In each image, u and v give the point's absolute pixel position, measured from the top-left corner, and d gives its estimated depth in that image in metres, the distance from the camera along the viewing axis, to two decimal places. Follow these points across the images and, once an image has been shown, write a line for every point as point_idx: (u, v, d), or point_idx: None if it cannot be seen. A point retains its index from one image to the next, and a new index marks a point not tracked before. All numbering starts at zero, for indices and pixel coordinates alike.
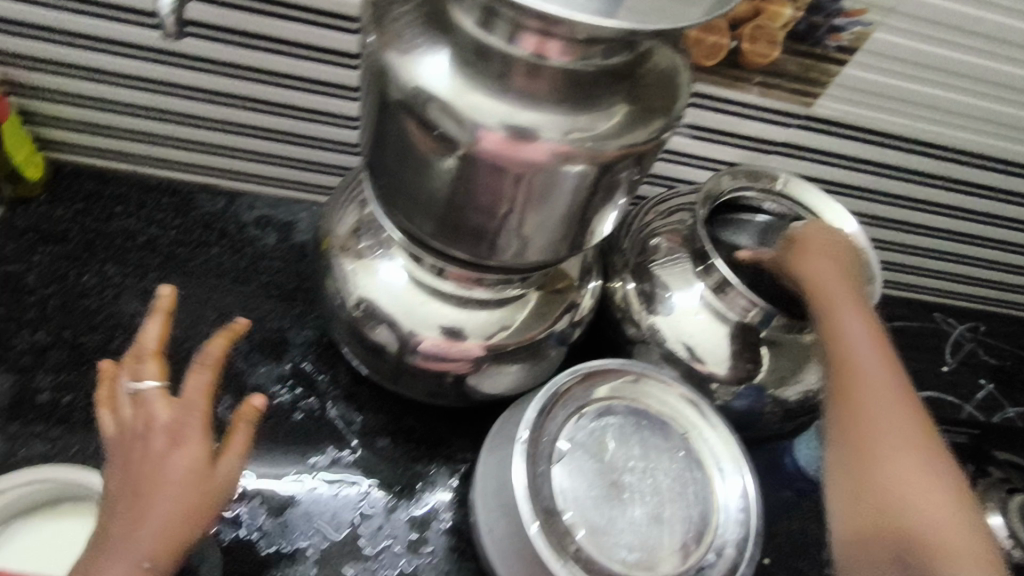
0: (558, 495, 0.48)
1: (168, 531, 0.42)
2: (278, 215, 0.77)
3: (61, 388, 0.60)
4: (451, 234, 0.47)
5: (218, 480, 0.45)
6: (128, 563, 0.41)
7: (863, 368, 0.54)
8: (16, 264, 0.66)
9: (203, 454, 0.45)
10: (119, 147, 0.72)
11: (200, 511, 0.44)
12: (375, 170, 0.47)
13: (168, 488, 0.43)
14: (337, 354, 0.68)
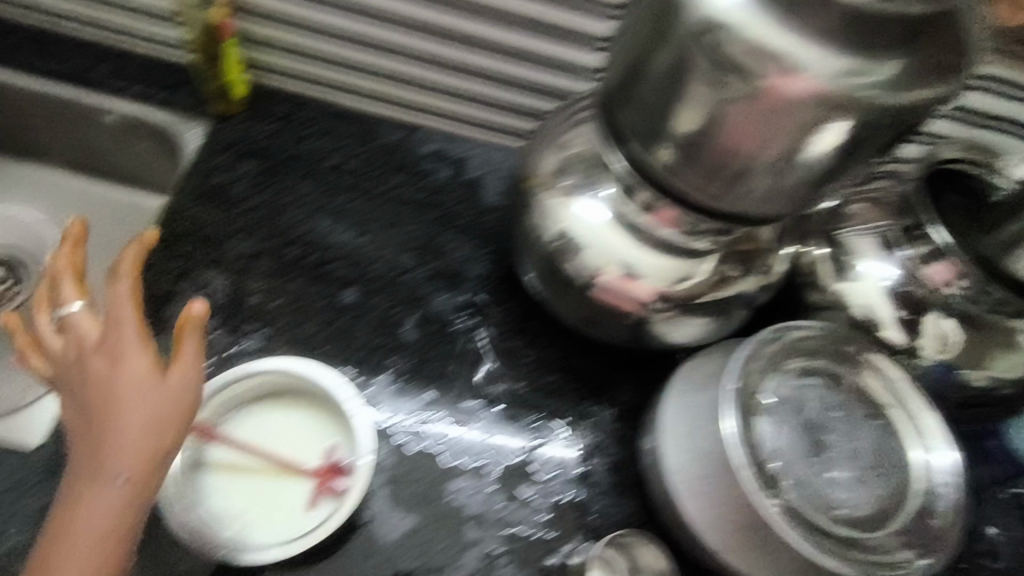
0: (766, 447, 0.51)
1: (127, 448, 0.41)
2: (452, 151, 0.78)
3: (268, 293, 0.65)
4: (684, 169, 0.47)
5: (179, 393, 0.43)
6: (113, 484, 0.41)
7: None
8: (224, 173, 0.70)
9: (142, 367, 0.42)
10: (314, 71, 0.75)
11: (166, 432, 0.42)
12: (619, 106, 0.49)
13: (124, 410, 0.41)
14: (509, 290, 0.71)
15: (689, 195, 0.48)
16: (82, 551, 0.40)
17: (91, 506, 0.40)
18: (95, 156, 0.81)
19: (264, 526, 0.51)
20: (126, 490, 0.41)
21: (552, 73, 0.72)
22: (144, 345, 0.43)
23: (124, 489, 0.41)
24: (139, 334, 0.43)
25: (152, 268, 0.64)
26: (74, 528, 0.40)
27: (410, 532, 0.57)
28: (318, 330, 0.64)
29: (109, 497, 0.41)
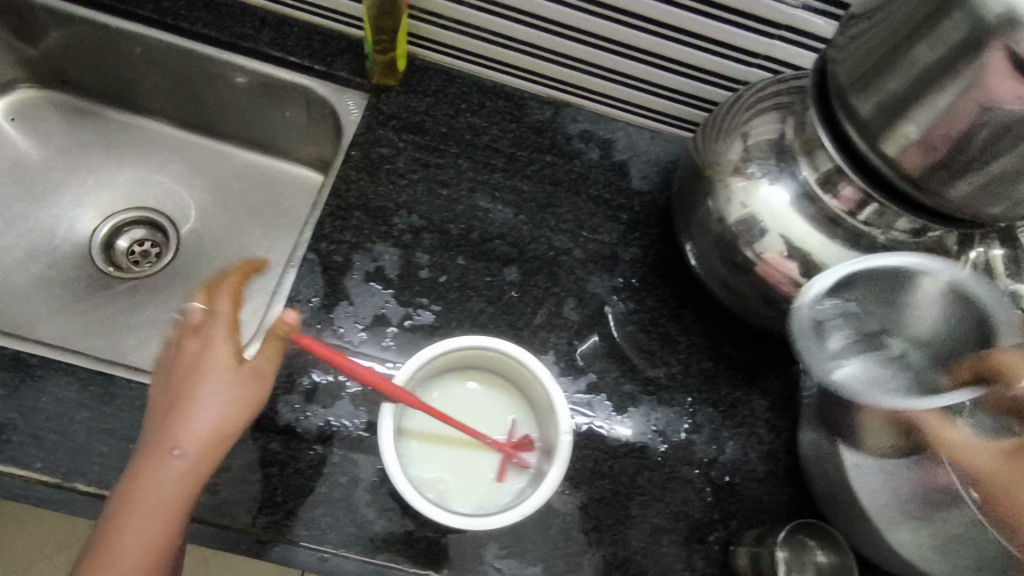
0: None
1: (193, 424, 0.45)
2: (599, 131, 0.78)
3: (437, 268, 0.66)
4: (908, 161, 0.46)
5: (251, 382, 0.47)
6: (175, 457, 0.44)
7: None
8: (387, 147, 0.71)
9: (224, 355, 0.47)
10: (471, 45, 0.74)
11: (237, 417, 0.46)
12: (852, 92, 0.47)
13: (210, 389, 0.46)
14: (661, 275, 0.71)
15: (906, 186, 0.47)
16: (143, 519, 0.43)
17: (157, 477, 0.44)
18: (244, 126, 0.84)
19: (461, 493, 0.55)
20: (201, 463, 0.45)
21: (726, 57, 0.68)
22: (231, 343, 0.48)
23: (188, 463, 0.44)
24: (225, 329, 0.48)
25: (325, 237, 0.65)
26: (141, 492, 0.44)
27: (582, 506, 0.60)
28: (485, 307, 0.66)
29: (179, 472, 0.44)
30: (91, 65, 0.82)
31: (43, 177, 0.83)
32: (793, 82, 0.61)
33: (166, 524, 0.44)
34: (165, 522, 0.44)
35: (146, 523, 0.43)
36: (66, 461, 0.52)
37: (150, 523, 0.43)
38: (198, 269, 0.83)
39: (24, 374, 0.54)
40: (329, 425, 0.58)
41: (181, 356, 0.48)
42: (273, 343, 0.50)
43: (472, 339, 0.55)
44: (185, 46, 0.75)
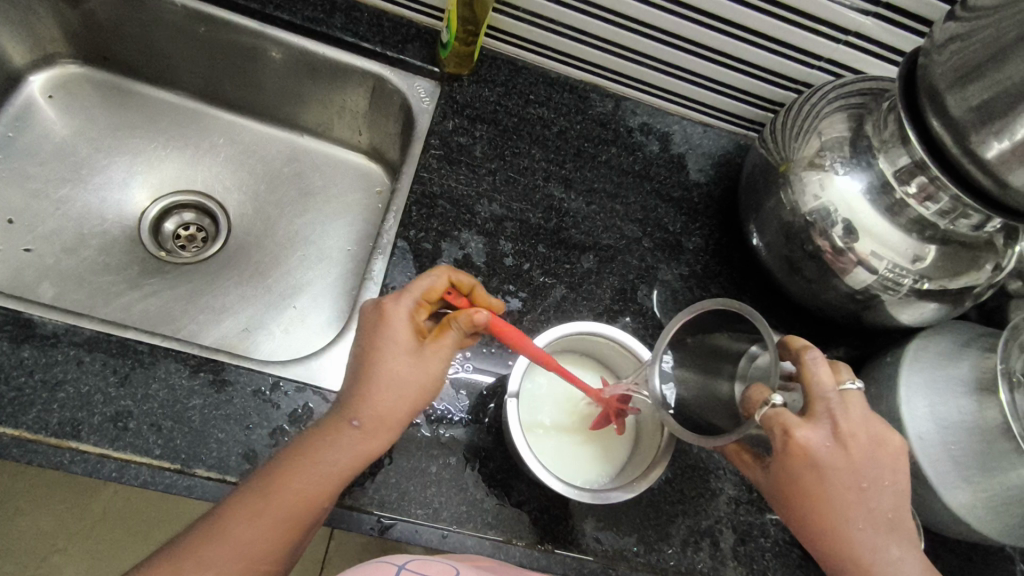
0: None
1: (370, 406, 0.48)
2: (656, 124, 0.81)
3: (520, 255, 0.69)
4: (1005, 158, 0.49)
5: (427, 371, 0.50)
6: (347, 434, 0.48)
7: (841, 506, 0.50)
8: (464, 136, 0.73)
9: (408, 340, 0.50)
10: (539, 36, 0.76)
11: (410, 402, 0.49)
12: (947, 94, 0.52)
13: (390, 372, 0.49)
14: (722, 263, 0.75)
15: (993, 179, 0.52)
16: (305, 480, 0.46)
17: (324, 442, 0.47)
18: (298, 111, 0.85)
19: (575, 471, 0.58)
20: (368, 444, 0.48)
21: (788, 59, 0.73)
22: (417, 328, 0.51)
23: (354, 441, 0.48)
24: (412, 312, 0.51)
25: (414, 225, 0.67)
26: (310, 453, 0.47)
27: (669, 481, 0.63)
28: (566, 293, 0.68)
29: (347, 450, 0.48)
30: (141, 43, 0.80)
31: (87, 157, 0.81)
32: (857, 85, 0.66)
33: (319, 490, 0.46)
34: (322, 490, 0.47)
35: (304, 484, 0.46)
36: (184, 448, 0.52)
37: (307, 485, 0.46)
38: (252, 254, 0.82)
39: (132, 362, 0.53)
40: (434, 409, 0.59)
41: (371, 331, 0.50)
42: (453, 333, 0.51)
43: (581, 325, 0.59)
44: (256, 27, 0.75)
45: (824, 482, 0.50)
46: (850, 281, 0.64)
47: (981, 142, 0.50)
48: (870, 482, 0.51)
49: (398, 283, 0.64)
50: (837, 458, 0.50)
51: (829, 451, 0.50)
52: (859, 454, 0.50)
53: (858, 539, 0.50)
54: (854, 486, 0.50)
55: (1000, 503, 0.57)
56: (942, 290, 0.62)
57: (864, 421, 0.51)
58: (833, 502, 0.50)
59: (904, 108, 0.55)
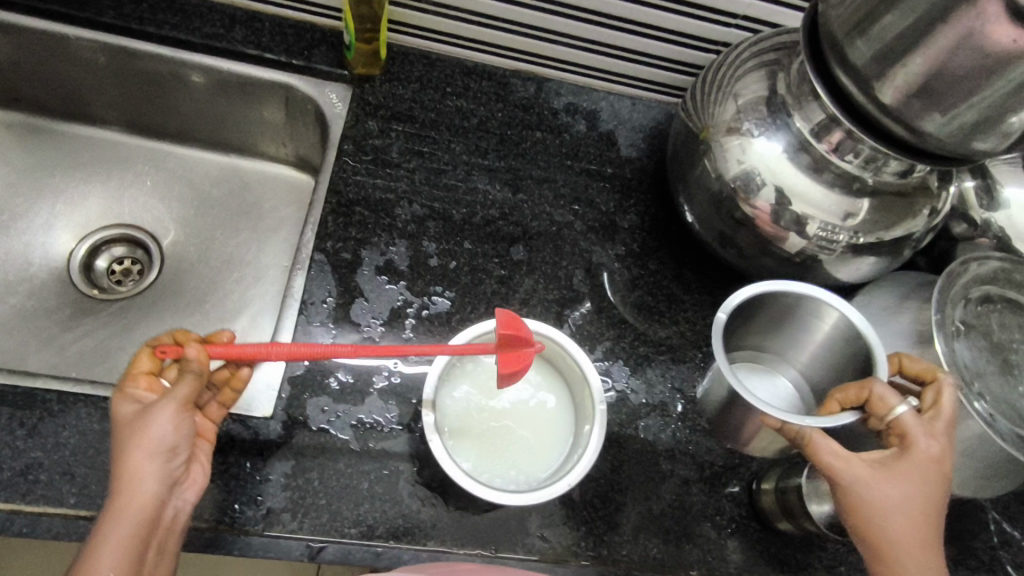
0: (986, 373, 0.55)
1: (117, 486, 0.43)
2: (582, 103, 0.79)
3: (446, 254, 0.67)
4: (908, 102, 0.48)
5: (152, 425, 0.45)
6: (104, 523, 0.42)
7: (904, 516, 0.48)
8: (379, 137, 0.71)
9: (125, 413, 0.46)
10: (448, 26, 0.73)
11: (151, 460, 0.44)
12: (846, 41, 0.49)
13: (121, 450, 0.44)
14: (659, 238, 0.73)
15: (900, 126, 0.50)
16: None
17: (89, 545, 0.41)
18: (218, 130, 0.83)
19: (533, 454, 0.56)
20: (116, 526, 0.42)
21: (703, 20, 0.70)
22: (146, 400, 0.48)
23: (106, 527, 0.42)
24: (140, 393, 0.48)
25: (331, 236, 0.65)
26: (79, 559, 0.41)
27: (616, 468, 0.62)
28: (496, 288, 0.66)
29: (98, 547, 0.41)
30: (44, 80, 0.78)
31: (7, 202, 0.79)
32: (770, 40, 0.64)
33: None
34: None
35: None
36: (101, 494, 0.50)
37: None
38: (186, 283, 0.80)
39: (40, 412, 0.52)
40: (363, 423, 0.58)
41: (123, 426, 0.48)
42: (187, 382, 0.47)
43: (487, 323, 0.58)
44: (156, 50, 0.73)
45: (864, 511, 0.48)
46: (788, 244, 0.62)
47: (885, 91, 0.48)
48: (928, 493, 0.48)
49: (317, 298, 0.62)
50: (891, 497, 0.48)
51: (884, 491, 0.48)
52: (911, 472, 0.48)
53: (899, 550, 0.47)
54: (900, 510, 0.47)
55: (951, 457, 0.55)
56: (877, 243, 0.61)
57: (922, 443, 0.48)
58: (896, 508, 0.47)
59: (807, 62, 0.53)
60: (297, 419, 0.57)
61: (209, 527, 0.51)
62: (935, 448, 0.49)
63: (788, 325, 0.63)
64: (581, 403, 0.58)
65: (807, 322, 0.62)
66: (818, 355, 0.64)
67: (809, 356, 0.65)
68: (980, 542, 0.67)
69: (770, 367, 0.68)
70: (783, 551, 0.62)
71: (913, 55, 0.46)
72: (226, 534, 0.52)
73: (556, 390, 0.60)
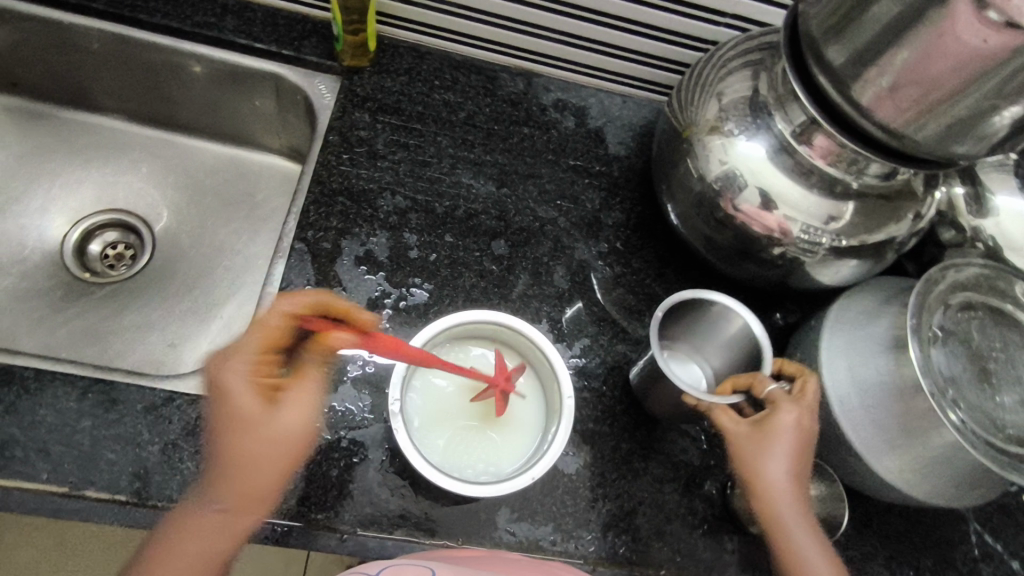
0: (961, 380, 0.54)
1: (242, 484, 0.45)
2: (572, 99, 0.78)
3: (426, 247, 0.67)
4: (884, 104, 0.47)
5: (287, 432, 0.46)
6: (218, 517, 0.45)
7: (786, 486, 0.54)
8: (365, 129, 0.72)
9: (254, 407, 0.46)
10: (438, 20, 0.74)
11: (282, 467, 0.46)
12: (824, 42, 0.49)
13: (251, 449, 0.45)
14: (643, 236, 0.73)
15: (877, 128, 0.49)
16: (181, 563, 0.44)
17: (198, 531, 0.44)
18: (212, 119, 0.84)
19: (502, 447, 0.57)
20: (227, 524, 0.45)
21: (693, 18, 0.69)
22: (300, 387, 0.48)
23: (216, 522, 0.45)
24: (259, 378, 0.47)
25: (312, 225, 0.65)
26: (183, 534, 0.45)
27: (589, 465, 0.61)
28: (476, 282, 0.67)
29: (201, 533, 0.45)
30: (42, 66, 0.79)
31: (4, 185, 0.80)
32: (757, 40, 0.63)
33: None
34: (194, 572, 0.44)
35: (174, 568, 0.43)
36: (73, 471, 0.52)
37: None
38: (177, 270, 0.82)
39: (18, 389, 0.53)
40: (335, 411, 0.58)
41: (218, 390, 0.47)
42: (313, 372, 0.49)
43: (463, 314, 0.57)
44: (151, 39, 0.74)
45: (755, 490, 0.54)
46: (769, 247, 0.61)
47: (862, 92, 0.48)
48: (802, 465, 0.55)
49: (296, 286, 0.63)
50: (773, 468, 0.54)
51: (774, 470, 0.54)
52: (788, 445, 0.54)
53: (785, 518, 0.53)
54: (783, 480, 0.54)
55: (925, 465, 0.55)
56: (858, 246, 0.60)
57: (799, 425, 0.54)
58: (779, 478, 0.54)
59: (787, 62, 0.53)
60: None
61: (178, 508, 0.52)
62: (806, 424, 0.55)
63: (702, 313, 0.64)
64: (551, 398, 0.58)
65: (722, 310, 0.62)
66: (732, 348, 0.65)
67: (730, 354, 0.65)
68: (960, 553, 0.66)
69: (684, 355, 0.68)
70: (755, 553, 0.61)
71: (889, 56, 0.45)
72: None
73: (526, 383, 0.60)
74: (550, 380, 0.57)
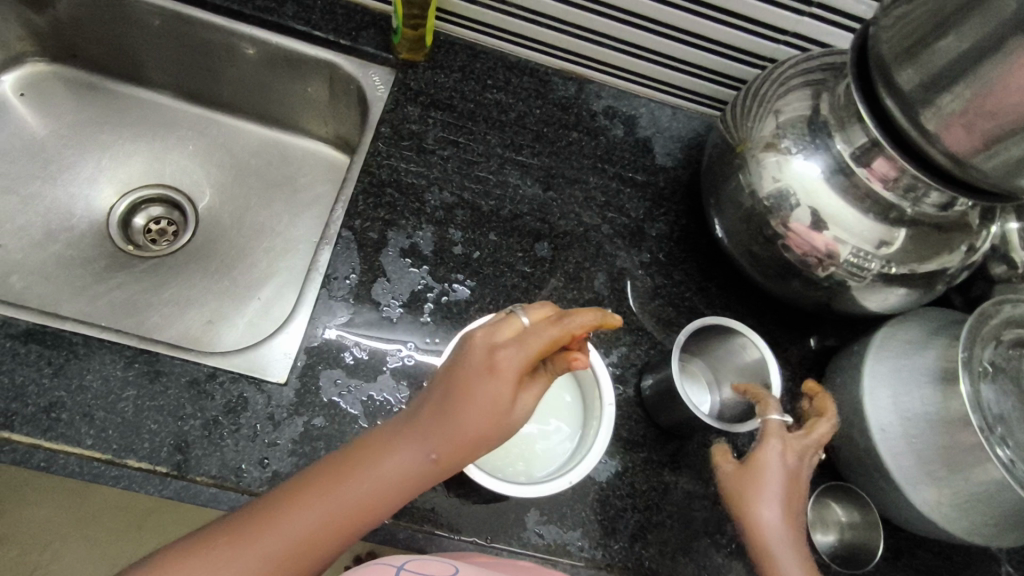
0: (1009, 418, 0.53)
1: (454, 443, 0.45)
2: (622, 107, 0.78)
3: (471, 244, 0.67)
4: (954, 132, 0.47)
5: (511, 414, 0.46)
6: (423, 463, 0.45)
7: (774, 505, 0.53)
8: (417, 123, 0.72)
9: (506, 389, 0.45)
10: (496, 20, 0.74)
11: (488, 444, 0.46)
12: (895, 66, 0.48)
13: (476, 417, 0.45)
14: (686, 249, 0.73)
15: (943, 157, 0.49)
16: (362, 492, 0.43)
17: (389, 468, 0.44)
18: (263, 102, 0.85)
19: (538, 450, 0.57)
20: (414, 476, 0.45)
21: (753, 35, 0.69)
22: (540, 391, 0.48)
23: (406, 476, 0.44)
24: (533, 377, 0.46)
25: (360, 214, 0.66)
26: (376, 468, 0.44)
27: (619, 474, 0.61)
28: (517, 282, 0.67)
29: (387, 477, 0.44)
30: (104, 38, 0.80)
31: (58, 153, 0.82)
32: (819, 60, 0.63)
33: (336, 521, 0.43)
34: (366, 507, 0.43)
35: (356, 498, 0.43)
36: (116, 439, 0.52)
37: (326, 515, 0.42)
38: (219, 248, 0.82)
39: (67, 353, 0.54)
40: (373, 400, 0.58)
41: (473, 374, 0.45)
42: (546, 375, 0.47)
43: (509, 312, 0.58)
44: (212, 20, 0.75)
45: (751, 531, 0.53)
46: (812, 268, 0.61)
47: (931, 120, 0.47)
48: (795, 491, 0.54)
49: (341, 274, 0.63)
50: (761, 486, 0.53)
51: (765, 511, 0.53)
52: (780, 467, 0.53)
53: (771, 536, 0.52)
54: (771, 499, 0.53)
55: (965, 500, 0.54)
56: (909, 275, 0.59)
57: (789, 467, 0.54)
58: (767, 495, 0.53)
59: (854, 85, 0.52)
60: (309, 388, 0.58)
61: (215, 484, 0.53)
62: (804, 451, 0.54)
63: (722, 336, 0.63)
64: (589, 404, 0.58)
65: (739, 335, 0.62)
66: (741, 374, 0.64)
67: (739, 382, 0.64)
68: None
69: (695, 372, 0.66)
70: None
71: (963, 85, 0.45)
72: (229, 492, 0.53)
73: (563, 387, 0.60)
74: (588, 383, 0.58)
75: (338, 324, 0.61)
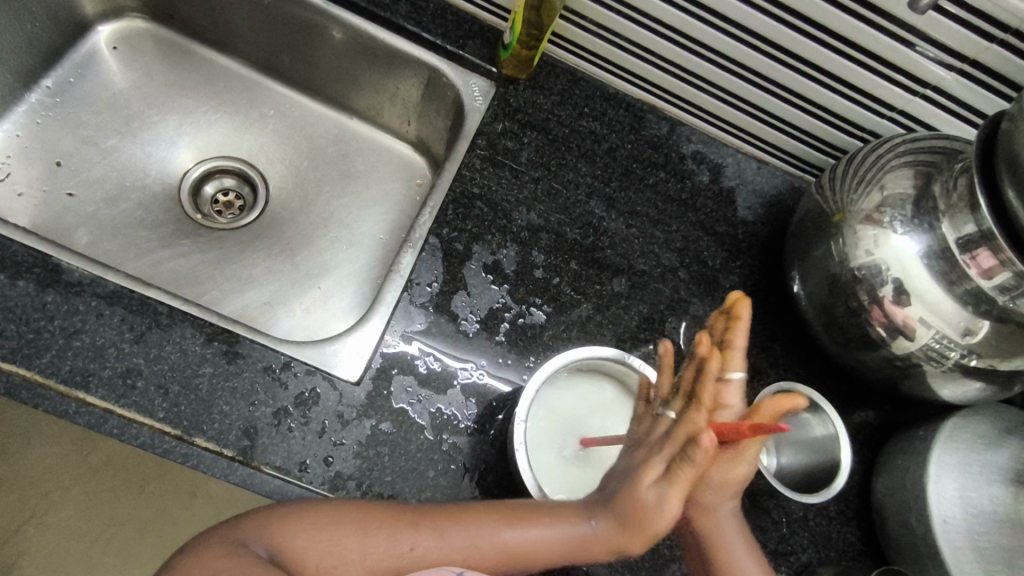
0: None
1: (617, 514, 0.48)
2: (711, 154, 0.78)
3: (551, 270, 0.67)
4: None
5: (649, 498, 0.46)
6: (585, 527, 0.49)
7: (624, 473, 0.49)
8: (512, 140, 0.72)
9: (652, 465, 0.47)
10: (604, 51, 0.74)
11: (639, 527, 0.47)
12: None
13: (638, 494, 0.47)
14: (757, 306, 0.73)
15: None
16: (525, 539, 0.48)
17: (550, 526, 0.49)
18: (351, 92, 0.84)
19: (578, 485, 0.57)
20: (564, 531, 0.49)
21: (860, 105, 0.69)
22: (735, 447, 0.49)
23: (572, 538, 0.49)
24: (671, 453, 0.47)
25: (447, 223, 0.66)
26: (539, 522, 0.49)
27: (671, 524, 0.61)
28: (593, 314, 0.66)
29: (547, 529, 0.49)
30: (206, 5, 0.80)
31: (140, 111, 0.82)
32: (929, 141, 0.63)
33: (482, 561, 0.48)
34: (520, 554, 0.49)
35: (514, 545, 0.48)
36: (188, 415, 0.52)
37: (473, 548, 0.48)
38: (284, 230, 0.81)
39: (150, 321, 0.54)
40: (441, 413, 0.58)
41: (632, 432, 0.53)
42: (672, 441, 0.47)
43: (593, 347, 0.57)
44: (320, 4, 0.75)
45: (704, 511, 0.54)
46: (892, 343, 0.61)
47: None
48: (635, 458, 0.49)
49: (423, 280, 0.63)
50: (622, 460, 0.51)
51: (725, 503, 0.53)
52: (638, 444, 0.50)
53: (605, 500, 0.49)
54: (624, 469, 0.50)
55: None
56: (990, 370, 0.59)
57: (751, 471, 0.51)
58: (623, 468, 0.50)
59: (977, 178, 0.52)
60: (381, 391, 0.57)
61: (279, 475, 0.52)
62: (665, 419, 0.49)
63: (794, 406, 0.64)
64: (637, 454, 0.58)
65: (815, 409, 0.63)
66: (806, 448, 0.64)
67: (800, 453, 0.64)
68: None
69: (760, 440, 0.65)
70: None
71: None
72: (292, 486, 0.52)
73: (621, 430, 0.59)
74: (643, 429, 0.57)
75: (415, 331, 0.60)
